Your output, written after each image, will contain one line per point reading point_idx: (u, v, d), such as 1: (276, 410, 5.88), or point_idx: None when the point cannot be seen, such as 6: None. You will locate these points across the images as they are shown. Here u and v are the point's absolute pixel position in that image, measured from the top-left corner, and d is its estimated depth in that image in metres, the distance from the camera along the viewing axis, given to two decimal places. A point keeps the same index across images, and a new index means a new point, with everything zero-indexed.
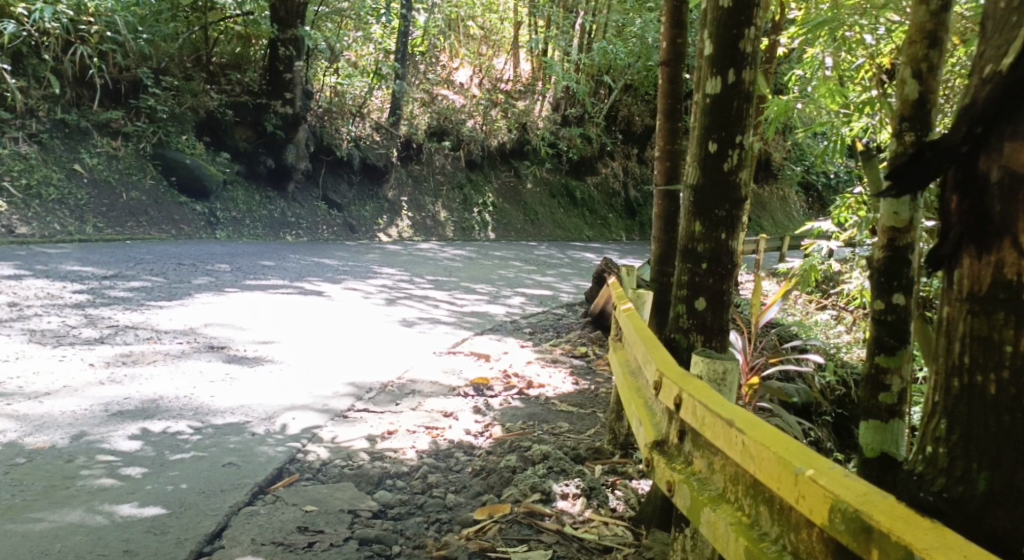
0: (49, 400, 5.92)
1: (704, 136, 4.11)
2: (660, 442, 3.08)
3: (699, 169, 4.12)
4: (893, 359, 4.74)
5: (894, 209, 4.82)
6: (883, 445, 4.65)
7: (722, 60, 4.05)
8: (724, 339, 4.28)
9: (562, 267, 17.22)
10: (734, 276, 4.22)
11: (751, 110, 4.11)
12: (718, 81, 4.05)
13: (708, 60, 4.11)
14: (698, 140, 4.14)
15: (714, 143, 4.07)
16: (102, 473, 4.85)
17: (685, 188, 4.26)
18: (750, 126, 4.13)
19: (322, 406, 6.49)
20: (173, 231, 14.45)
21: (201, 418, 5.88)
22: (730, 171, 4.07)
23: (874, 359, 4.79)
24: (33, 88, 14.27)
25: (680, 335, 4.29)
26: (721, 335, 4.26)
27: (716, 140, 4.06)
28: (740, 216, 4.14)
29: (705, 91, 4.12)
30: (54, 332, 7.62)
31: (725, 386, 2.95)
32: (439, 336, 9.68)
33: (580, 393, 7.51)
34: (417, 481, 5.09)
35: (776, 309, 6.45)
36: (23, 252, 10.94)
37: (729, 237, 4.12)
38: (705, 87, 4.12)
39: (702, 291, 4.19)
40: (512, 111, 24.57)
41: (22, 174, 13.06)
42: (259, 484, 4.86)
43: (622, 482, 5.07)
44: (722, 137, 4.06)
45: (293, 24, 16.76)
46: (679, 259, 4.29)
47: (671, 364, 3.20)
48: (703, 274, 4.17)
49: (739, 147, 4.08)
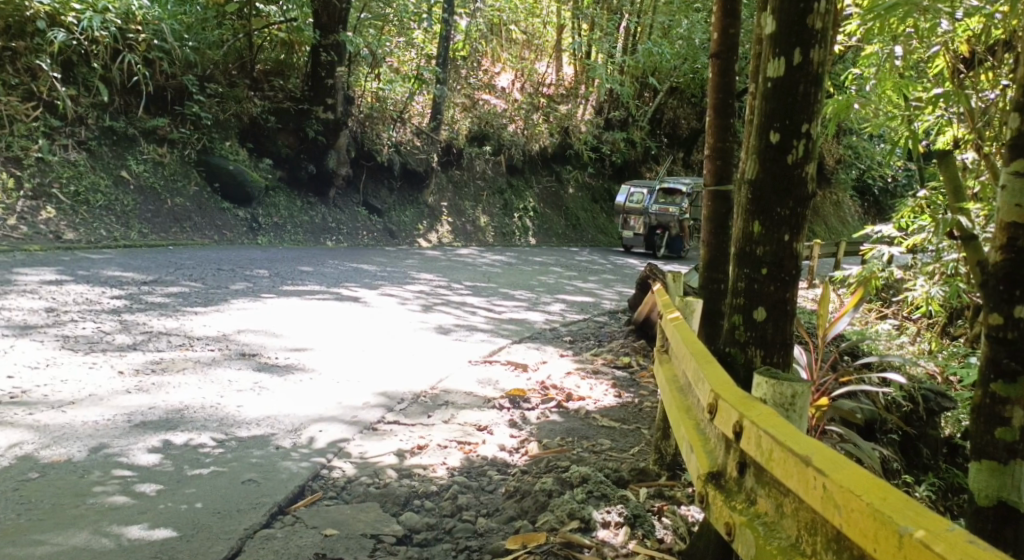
0: (73, 410, 5.54)
1: (765, 125, 3.68)
2: (716, 471, 2.69)
3: (758, 163, 3.69)
4: (1013, 388, 4.23)
5: (1017, 200, 4.18)
6: (999, 491, 4.29)
7: (786, 39, 3.63)
8: (787, 354, 3.81)
9: (604, 273, 16.79)
10: (798, 282, 3.77)
11: (819, 94, 3.66)
12: (780, 63, 3.64)
13: (770, 40, 3.69)
14: (758, 128, 3.72)
15: (776, 133, 3.64)
16: (116, 489, 4.42)
17: (742, 184, 3.84)
18: (818, 113, 3.69)
19: (351, 417, 6.16)
20: (215, 237, 14.30)
21: (226, 430, 5.50)
22: (794, 165, 3.64)
23: (986, 383, 4.33)
24: (83, 96, 14.15)
25: (737, 349, 3.82)
26: (784, 349, 3.80)
27: (778, 129, 3.63)
28: (805, 215, 3.70)
29: (766, 75, 3.70)
30: (88, 338, 7.38)
31: (795, 410, 2.50)
32: (476, 344, 9.32)
33: (623, 407, 7.09)
34: (447, 502, 4.72)
35: (848, 320, 5.83)
36: (66, 257, 10.80)
37: (792, 239, 3.69)
38: (766, 69, 3.69)
39: (762, 299, 3.74)
40: (554, 115, 24.21)
41: (70, 181, 12.98)
42: (278, 503, 4.50)
43: (669, 508, 4.66)
44: (786, 125, 3.63)
45: (335, 29, 16.43)
46: (733, 263, 3.86)
47: (726, 382, 2.80)
48: (762, 280, 3.73)
49: (806, 137, 3.64)
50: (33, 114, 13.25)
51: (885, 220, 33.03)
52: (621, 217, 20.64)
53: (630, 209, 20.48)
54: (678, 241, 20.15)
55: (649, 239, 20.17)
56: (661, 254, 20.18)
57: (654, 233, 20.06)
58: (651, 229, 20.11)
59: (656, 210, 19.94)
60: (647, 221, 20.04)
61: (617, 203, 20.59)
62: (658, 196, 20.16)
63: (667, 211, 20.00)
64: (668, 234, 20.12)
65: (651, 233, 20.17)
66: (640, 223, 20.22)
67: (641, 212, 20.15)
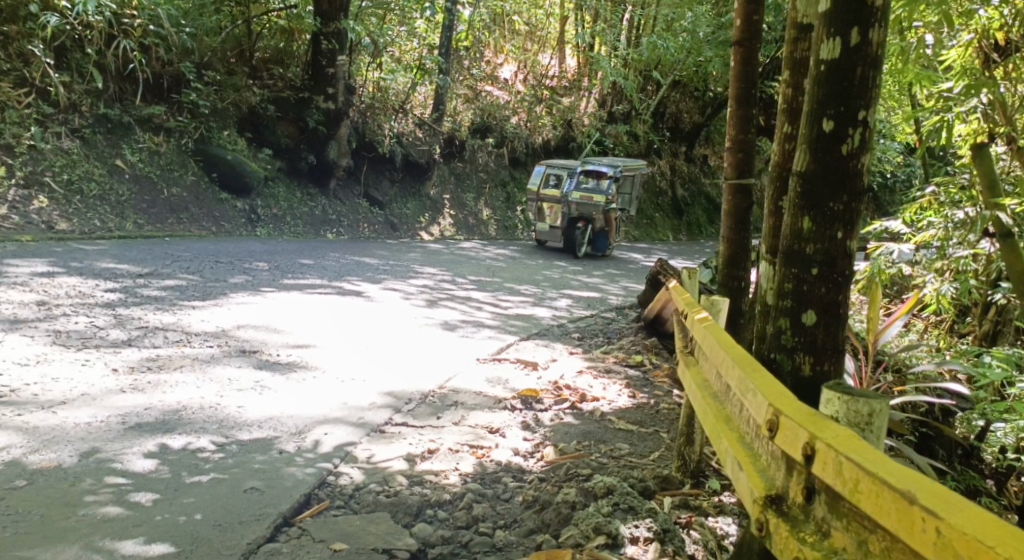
0: (64, 411, 5.24)
1: (817, 111, 3.34)
2: (775, 494, 2.43)
3: (810, 154, 3.36)
4: None
5: None
6: None
7: (845, 17, 3.27)
8: (839, 362, 3.50)
9: (609, 268, 16.48)
10: (852, 284, 3.45)
11: (879, 78, 3.31)
12: (836, 43, 3.28)
13: (824, 18, 3.33)
14: (809, 114, 3.38)
15: (830, 120, 3.29)
16: (109, 499, 4.14)
17: (791, 176, 3.51)
18: (876, 98, 3.34)
19: (357, 419, 5.89)
20: (213, 228, 14.00)
21: (226, 433, 5.20)
22: (849, 156, 3.30)
23: None
24: (76, 83, 13.81)
25: (784, 357, 3.52)
26: (836, 357, 3.48)
27: (833, 116, 3.29)
28: (860, 209, 3.37)
29: (818, 57, 3.35)
30: (80, 334, 7.09)
31: (873, 430, 2.21)
32: (483, 341, 9.05)
33: (639, 408, 6.81)
34: (461, 512, 4.47)
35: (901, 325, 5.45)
36: (59, 248, 10.52)
37: (846, 237, 3.36)
38: (818, 50, 3.35)
39: (811, 302, 3.43)
40: (557, 107, 23.69)
41: (63, 169, 12.68)
42: (284, 514, 4.23)
43: (696, 520, 4.43)
44: (841, 112, 3.28)
45: (336, 17, 16.17)
46: (780, 262, 3.55)
47: (783, 394, 2.52)
48: (811, 282, 3.42)
49: (863, 125, 3.29)
50: (25, 101, 12.93)
51: (887, 215, 32.72)
52: (535, 206, 16.92)
53: (544, 195, 16.81)
54: (601, 236, 16.97)
55: (568, 234, 16.71)
56: (580, 253, 16.78)
57: (574, 227, 16.65)
58: (570, 222, 16.72)
59: (578, 198, 16.45)
60: (567, 211, 16.63)
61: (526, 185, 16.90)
62: (581, 180, 16.57)
63: (589, 200, 16.49)
64: (592, 227, 16.84)
65: (571, 227, 16.70)
66: (558, 213, 16.71)
67: (560, 201, 16.52)
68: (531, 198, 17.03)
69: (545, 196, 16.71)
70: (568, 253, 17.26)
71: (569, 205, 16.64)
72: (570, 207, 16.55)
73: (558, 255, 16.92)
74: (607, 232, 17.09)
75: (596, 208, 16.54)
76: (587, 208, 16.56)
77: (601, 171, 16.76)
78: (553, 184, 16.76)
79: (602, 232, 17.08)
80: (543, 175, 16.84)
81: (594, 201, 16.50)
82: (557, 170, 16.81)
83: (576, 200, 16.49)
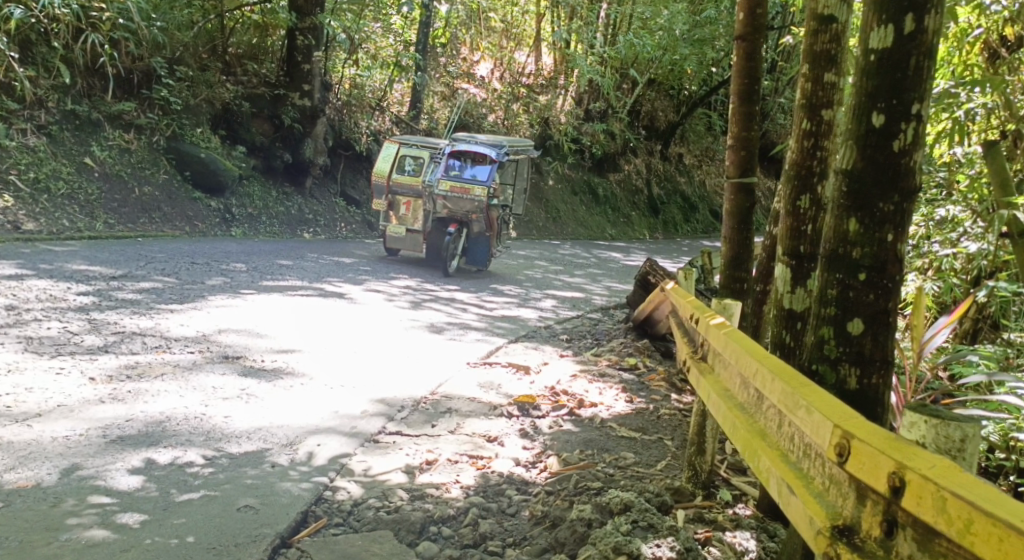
0: (40, 424, 4.92)
1: (866, 105, 3.23)
2: (843, 524, 2.24)
3: (857, 150, 3.25)
4: None
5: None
6: None
7: (898, 3, 3.15)
8: (886, 374, 3.41)
9: (590, 267, 16.34)
10: (901, 289, 3.33)
11: (933, 66, 3.19)
12: (888, 30, 3.16)
13: (874, 5, 3.21)
14: (856, 108, 3.26)
15: (880, 114, 3.18)
16: (94, 521, 3.85)
17: (833, 175, 3.40)
18: (930, 89, 3.21)
19: (350, 429, 5.63)
20: (186, 228, 13.61)
21: (214, 445, 4.91)
22: (901, 152, 3.18)
23: None
24: (42, 77, 13.33)
25: (827, 368, 3.45)
26: (883, 369, 3.40)
27: (884, 109, 3.18)
28: (911, 209, 3.25)
29: (866, 46, 3.24)
30: (53, 340, 6.75)
31: (964, 458, 2.05)
32: (471, 344, 8.80)
33: (638, 414, 6.60)
34: (467, 529, 4.25)
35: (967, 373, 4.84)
36: (26, 250, 10.09)
37: (896, 239, 3.25)
38: (868, 39, 3.23)
39: (858, 311, 3.33)
40: (534, 106, 23.22)
41: (29, 167, 12.22)
42: (281, 534, 3.98)
43: (715, 536, 4.25)
44: (893, 105, 3.17)
45: (312, 12, 15.99)
46: (821, 267, 3.44)
47: (847, 415, 2.35)
48: (859, 287, 3.30)
49: (915, 120, 3.18)
50: None
51: None
52: (388, 199, 13.24)
53: (401, 185, 13.10)
54: (480, 244, 13.28)
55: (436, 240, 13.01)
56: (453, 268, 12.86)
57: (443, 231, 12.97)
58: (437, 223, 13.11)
59: (447, 191, 12.76)
60: (433, 210, 13.05)
61: (374, 173, 13.20)
62: (451, 166, 12.90)
63: (466, 194, 12.74)
64: (468, 232, 13.12)
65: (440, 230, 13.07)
66: (421, 212, 13.15)
67: (422, 194, 12.98)
68: (383, 192, 13.26)
69: (403, 185, 13.09)
70: (438, 269, 13.39)
71: (434, 200, 12.92)
72: (435, 203, 12.94)
73: (423, 272, 12.97)
74: (488, 238, 13.29)
75: (473, 204, 12.77)
76: (462, 204, 12.82)
77: (480, 153, 12.97)
78: (414, 172, 13.10)
79: (481, 238, 13.21)
80: (394, 159, 13.19)
81: (472, 193, 12.76)
82: (417, 152, 13.17)
83: (445, 192, 12.78)
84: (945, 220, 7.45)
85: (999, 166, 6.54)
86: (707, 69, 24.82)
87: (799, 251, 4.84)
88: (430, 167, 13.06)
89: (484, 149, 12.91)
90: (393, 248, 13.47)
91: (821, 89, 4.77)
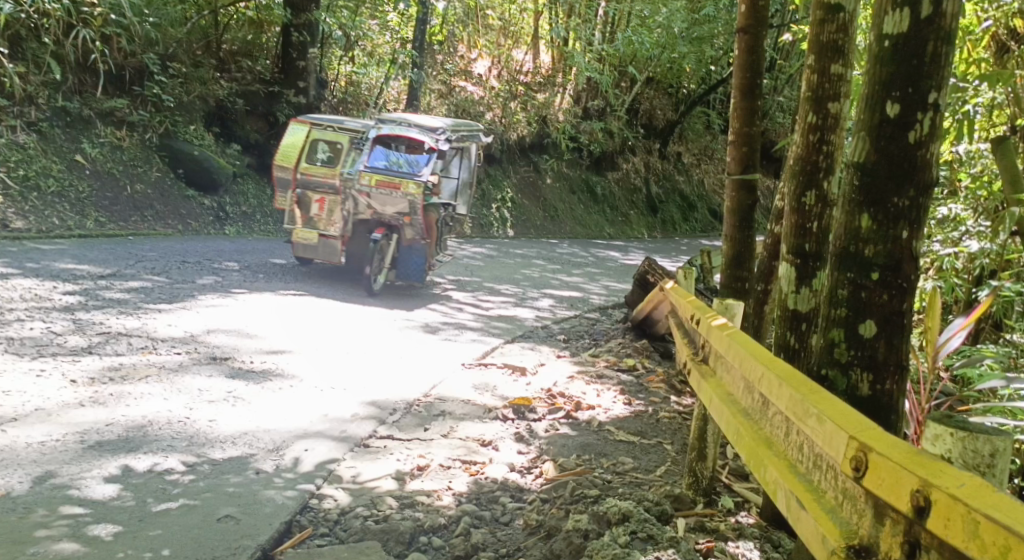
0: (15, 429, 4.74)
1: (881, 94, 3.13)
2: (859, 546, 2.11)
3: (870, 142, 3.15)
4: None
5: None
6: None
7: None
8: (901, 379, 3.27)
9: (588, 266, 16.14)
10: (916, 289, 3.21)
11: (951, 54, 3.09)
12: (904, 14, 3.07)
13: None
14: (870, 96, 3.17)
15: (895, 104, 3.09)
16: (63, 534, 3.67)
17: (844, 169, 3.30)
18: (948, 79, 3.11)
19: (340, 433, 5.46)
20: (180, 227, 13.39)
21: (197, 451, 4.73)
22: (915, 145, 3.09)
23: None
24: (32, 74, 13.14)
25: (838, 373, 3.33)
26: (897, 373, 3.27)
27: (898, 98, 3.09)
28: (928, 204, 3.15)
29: (881, 31, 3.15)
30: (35, 341, 6.56)
31: (993, 474, 1.93)
32: (467, 345, 8.62)
33: (637, 416, 6.42)
34: (459, 539, 4.08)
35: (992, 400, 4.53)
36: (13, 249, 9.90)
37: (911, 236, 3.14)
38: (882, 24, 3.13)
39: (870, 312, 3.21)
40: (531, 104, 22.84)
41: (19, 164, 12.03)
42: (262, 545, 3.81)
43: (717, 546, 4.07)
44: (908, 94, 3.08)
45: (307, 8, 15.84)
46: (831, 266, 3.33)
47: (862, 426, 2.19)
48: (872, 288, 3.19)
49: (932, 109, 3.08)
50: None
51: None
52: (297, 194, 10.68)
53: (311, 178, 10.64)
54: (412, 253, 10.61)
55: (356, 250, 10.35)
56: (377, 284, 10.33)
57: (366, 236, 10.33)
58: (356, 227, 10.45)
59: (373, 185, 10.16)
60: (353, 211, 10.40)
61: (274, 160, 10.72)
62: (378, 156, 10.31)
63: (396, 190, 10.15)
64: (398, 239, 10.55)
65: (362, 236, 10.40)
66: (337, 213, 10.51)
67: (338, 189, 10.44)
68: (288, 185, 10.74)
69: (313, 175, 10.57)
70: (362, 284, 10.89)
71: (355, 198, 10.32)
72: (357, 202, 10.34)
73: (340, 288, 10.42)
74: (426, 246, 10.68)
75: (403, 203, 10.18)
76: (390, 203, 10.25)
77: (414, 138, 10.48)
78: (328, 161, 10.65)
79: (415, 245, 10.60)
80: (303, 144, 10.73)
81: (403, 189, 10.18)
82: (331, 136, 10.72)
83: (370, 187, 10.21)
84: (947, 219, 7.31)
85: (1009, 163, 6.33)
86: (706, 67, 24.76)
87: (804, 249, 4.69)
88: (349, 156, 10.57)
89: (418, 135, 10.33)
90: (302, 256, 10.75)
91: (828, 81, 4.58)
